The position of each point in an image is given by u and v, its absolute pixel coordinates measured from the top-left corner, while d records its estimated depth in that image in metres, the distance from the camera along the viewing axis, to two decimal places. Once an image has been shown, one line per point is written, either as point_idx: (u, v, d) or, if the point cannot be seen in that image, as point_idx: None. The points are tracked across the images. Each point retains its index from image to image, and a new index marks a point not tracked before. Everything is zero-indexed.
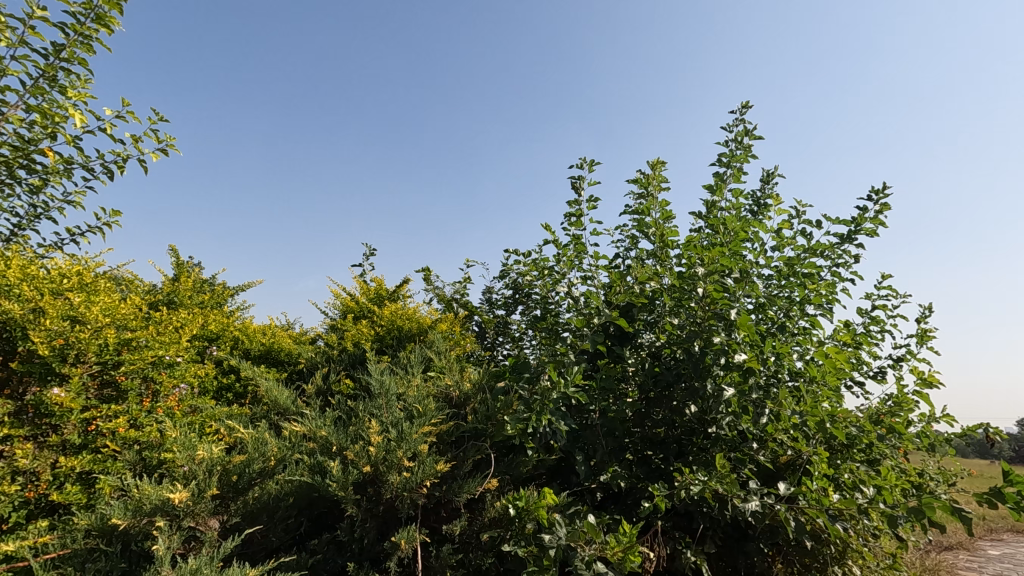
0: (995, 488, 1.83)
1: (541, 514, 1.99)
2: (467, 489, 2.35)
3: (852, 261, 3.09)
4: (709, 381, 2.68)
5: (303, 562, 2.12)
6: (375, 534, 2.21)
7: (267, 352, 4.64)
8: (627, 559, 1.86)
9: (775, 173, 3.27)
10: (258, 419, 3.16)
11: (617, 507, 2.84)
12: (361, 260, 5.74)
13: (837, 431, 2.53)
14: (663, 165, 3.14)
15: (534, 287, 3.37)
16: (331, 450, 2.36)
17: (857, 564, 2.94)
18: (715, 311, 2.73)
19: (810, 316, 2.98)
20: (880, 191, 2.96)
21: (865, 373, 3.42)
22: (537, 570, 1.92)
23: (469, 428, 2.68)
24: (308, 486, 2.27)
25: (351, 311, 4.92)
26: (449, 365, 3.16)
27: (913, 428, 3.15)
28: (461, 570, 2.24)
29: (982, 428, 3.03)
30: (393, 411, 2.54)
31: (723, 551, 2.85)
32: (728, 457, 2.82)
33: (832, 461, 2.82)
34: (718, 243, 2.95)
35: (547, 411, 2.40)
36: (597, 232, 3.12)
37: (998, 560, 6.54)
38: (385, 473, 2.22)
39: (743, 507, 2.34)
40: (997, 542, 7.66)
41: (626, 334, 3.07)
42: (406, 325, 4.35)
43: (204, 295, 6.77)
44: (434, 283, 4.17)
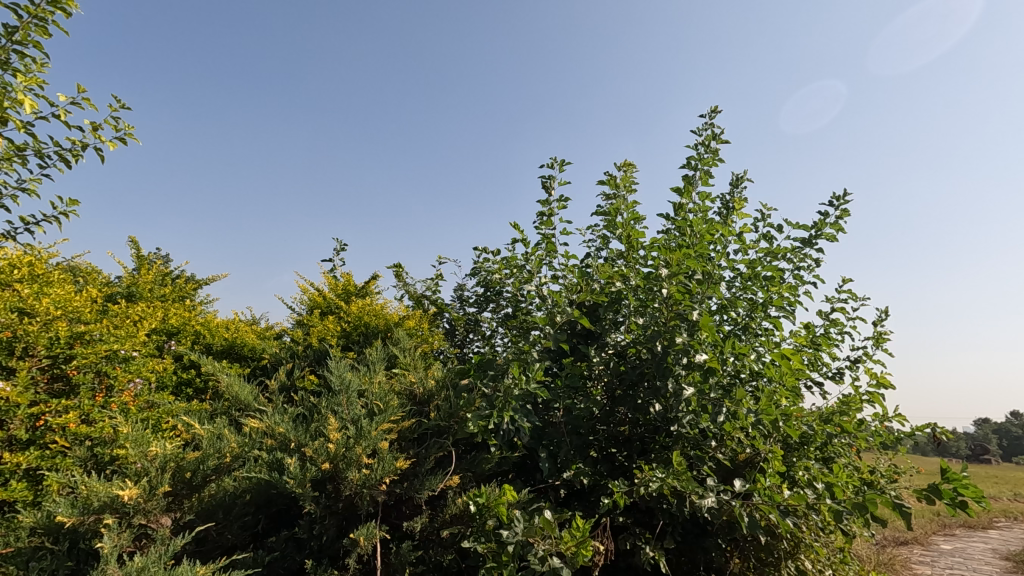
0: (933, 484, 1.92)
1: (500, 510, 2.02)
2: (428, 486, 2.35)
3: (813, 265, 3.18)
4: (670, 380, 2.73)
5: (260, 560, 2.11)
6: (335, 532, 2.20)
7: (231, 347, 4.56)
8: (580, 553, 1.88)
9: (742, 178, 3.33)
10: (218, 415, 3.11)
11: (580, 504, 2.86)
12: (331, 255, 5.69)
13: (790, 430, 2.61)
14: (633, 166, 3.19)
15: (503, 285, 3.39)
16: (290, 447, 2.33)
17: (809, 559, 3.02)
18: (678, 311, 2.79)
19: (772, 317, 3.06)
20: (842, 198, 3.05)
21: (824, 373, 3.51)
22: (495, 566, 1.94)
23: (432, 426, 2.69)
24: (266, 483, 2.24)
25: (318, 307, 4.86)
26: (414, 362, 3.16)
27: (866, 427, 3.25)
28: (420, 567, 2.25)
29: (930, 428, 3.16)
30: (354, 406, 2.52)
31: (682, 547, 2.90)
32: (688, 454, 2.87)
33: (787, 459, 2.90)
34: (684, 245, 3.01)
35: (510, 409, 2.42)
36: (568, 231, 3.15)
37: (949, 555, 6.83)
38: (345, 470, 2.21)
39: (699, 503, 2.40)
40: (950, 537, 8.00)
41: (592, 333, 3.12)
42: (373, 322, 4.33)
43: (165, 288, 6.60)
44: (404, 279, 4.14)
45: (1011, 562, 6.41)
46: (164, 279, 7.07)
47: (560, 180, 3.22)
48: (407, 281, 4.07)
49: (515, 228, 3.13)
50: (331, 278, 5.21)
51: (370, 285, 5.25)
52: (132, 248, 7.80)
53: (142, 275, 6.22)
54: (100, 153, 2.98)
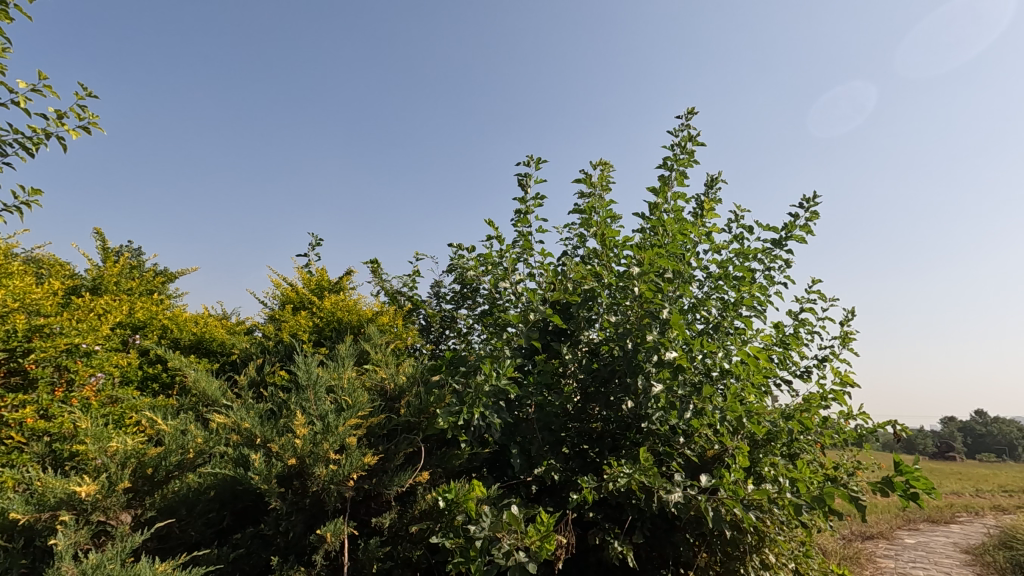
0: (886, 477, 2.00)
1: (468, 506, 2.02)
2: (397, 481, 2.36)
3: (782, 266, 3.24)
4: (640, 377, 2.77)
5: (223, 557, 2.08)
6: (302, 528, 2.19)
7: (199, 341, 4.47)
8: (543, 547, 1.91)
9: (717, 179, 3.37)
10: (185, 410, 3.06)
11: (551, 500, 2.86)
12: (307, 250, 5.63)
13: (754, 426, 2.67)
14: (609, 166, 3.22)
15: (479, 282, 3.38)
16: (256, 443, 2.31)
17: (773, 552, 3.09)
18: (648, 310, 2.83)
19: (743, 317, 3.11)
20: (811, 200, 3.12)
21: (793, 371, 3.57)
22: (462, 562, 1.94)
23: (402, 422, 2.69)
24: (231, 479, 2.22)
25: (291, 302, 4.81)
26: (386, 358, 3.15)
27: (832, 424, 3.33)
28: (389, 563, 2.24)
29: (891, 425, 3.24)
30: (322, 402, 2.50)
31: (651, 542, 2.93)
32: (658, 451, 2.91)
33: (753, 454, 2.96)
34: (657, 243, 3.04)
35: (480, 405, 2.42)
36: (544, 229, 3.16)
37: (912, 548, 7.05)
38: (312, 466, 2.20)
39: (666, 498, 2.44)
40: (914, 532, 8.25)
41: (565, 331, 3.14)
42: (347, 317, 4.32)
43: (132, 281, 6.46)
44: (381, 276, 4.11)
45: (969, 555, 6.64)
46: (132, 272, 6.91)
47: (536, 179, 3.23)
48: (383, 277, 4.05)
49: (491, 225, 3.12)
50: (305, 273, 5.16)
51: (345, 281, 5.21)
52: (98, 240, 7.60)
53: (108, 268, 6.08)
54: (62, 143, 2.89)
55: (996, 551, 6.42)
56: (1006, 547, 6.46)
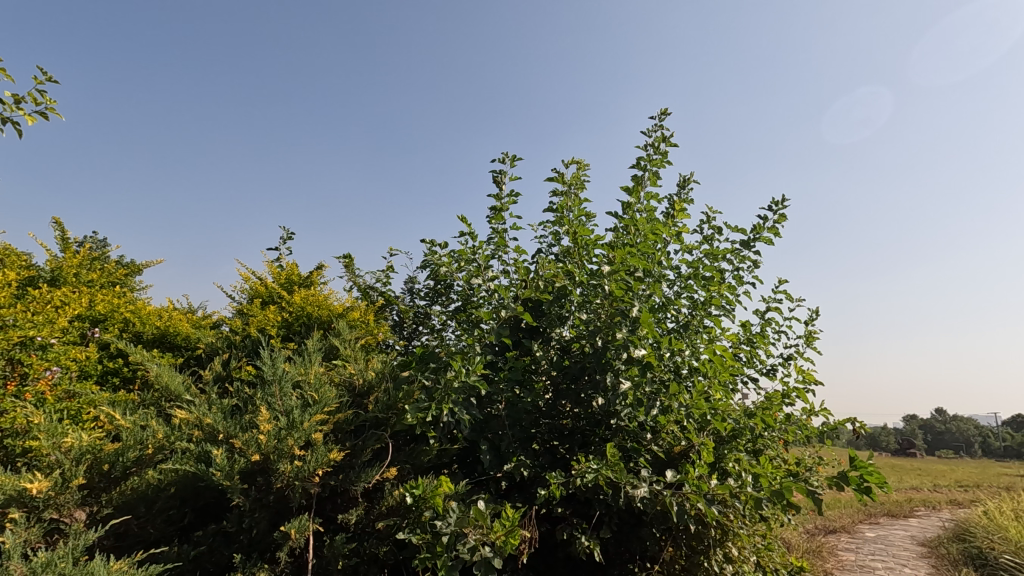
0: (842, 471, 2.08)
1: (435, 501, 2.02)
2: (364, 478, 2.35)
3: (751, 267, 3.30)
4: (609, 374, 2.81)
5: (184, 554, 2.07)
6: (266, 525, 2.16)
7: (163, 335, 4.37)
8: (508, 542, 1.92)
9: (689, 179, 3.41)
10: (147, 405, 2.99)
11: (520, 495, 2.87)
12: (278, 244, 5.54)
13: (718, 422, 2.73)
14: (584, 165, 3.24)
15: (452, 278, 3.35)
16: (218, 439, 2.28)
17: (736, 546, 3.16)
18: (618, 308, 2.86)
19: (712, 316, 3.16)
20: (779, 202, 3.19)
21: (760, 369, 3.65)
22: (428, 558, 1.94)
23: (370, 417, 2.67)
24: (193, 476, 2.18)
25: (259, 296, 4.74)
26: (355, 354, 3.14)
27: (795, 421, 3.42)
28: (354, 560, 2.22)
29: (851, 422, 3.34)
30: (288, 397, 2.46)
31: (618, 536, 2.97)
32: (626, 447, 2.94)
33: (718, 451, 3.02)
34: (628, 242, 3.08)
35: (449, 401, 2.42)
36: (518, 227, 3.16)
37: (872, 541, 7.29)
38: (276, 462, 2.18)
39: (632, 494, 2.48)
40: (875, 526, 8.53)
41: (537, 329, 3.16)
42: (317, 312, 4.29)
43: (93, 273, 6.28)
44: (355, 271, 4.02)
45: (925, 548, 6.90)
46: (93, 263, 6.70)
47: (511, 176, 3.22)
48: (356, 272, 3.95)
49: (464, 221, 3.10)
50: (275, 267, 5.07)
51: (316, 276, 5.13)
52: (58, 229, 7.35)
53: (68, 260, 5.90)
54: (16, 127, 2.76)
55: (950, 543, 6.69)
56: (959, 539, 6.72)
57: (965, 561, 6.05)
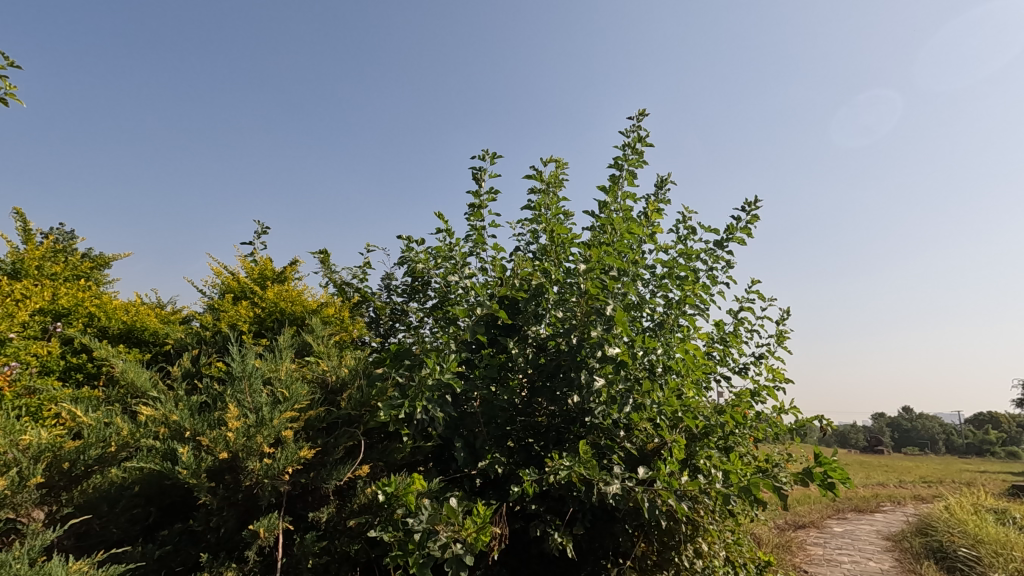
0: (807, 468, 2.15)
1: (407, 499, 2.01)
2: (335, 476, 2.33)
3: (724, 267, 3.35)
4: (584, 372, 2.84)
5: (148, 555, 2.03)
6: (234, 524, 2.14)
7: (130, 330, 4.26)
8: (479, 539, 1.93)
9: (666, 179, 3.44)
10: (111, 402, 2.91)
11: (494, 493, 2.87)
12: (251, 238, 5.44)
13: (689, 419, 2.77)
14: (563, 164, 3.24)
15: (430, 275, 3.31)
16: (185, 436, 2.24)
17: (706, 541, 3.21)
18: (593, 306, 2.89)
19: (687, 315, 3.19)
20: (752, 203, 3.24)
21: (732, 368, 3.70)
22: (399, 556, 1.94)
23: (342, 415, 2.64)
24: (158, 474, 2.14)
25: (231, 291, 4.65)
26: (328, 351, 3.11)
27: (765, 418, 3.48)
28: (325, 558, 2.20)
29: (818, 420, 3.42)
30: (258, 394, 2.42)
31: (592, 533, 2.98)
32: (599, 444, 2.95)
33: (690, 448, 3.06)
34: (605, 241, 3.10)
35: (423, 399, 2.40)
36: (496, 224, 3.16)
37: (840, 536, 7.48)
38: (244, 460, 2.15)
39: (605, 490, 2.51)
40: (843, 521, 8.74)
41: (513, 327, 3.16)
42: (290, 308, 4.28)
43: (56, 265, 6.09)
44: (331, 268, 3.84)
45: (889, 542, 7.12)
46: (56, 255, 6.50)
47: (489, 173, 3.22)
48: (333, 268, 3.80)
49: (441, 218, 3.09)
50: (247, 262, 4.97)
51: (290, 271, 5.06)
52: (19, 219, 7.11)
53: (29, 252, 5.72)
54: None
55: (913, 537, 6.91)
56: (922, 534, 6.93)
57: (926, 555, 6.25)
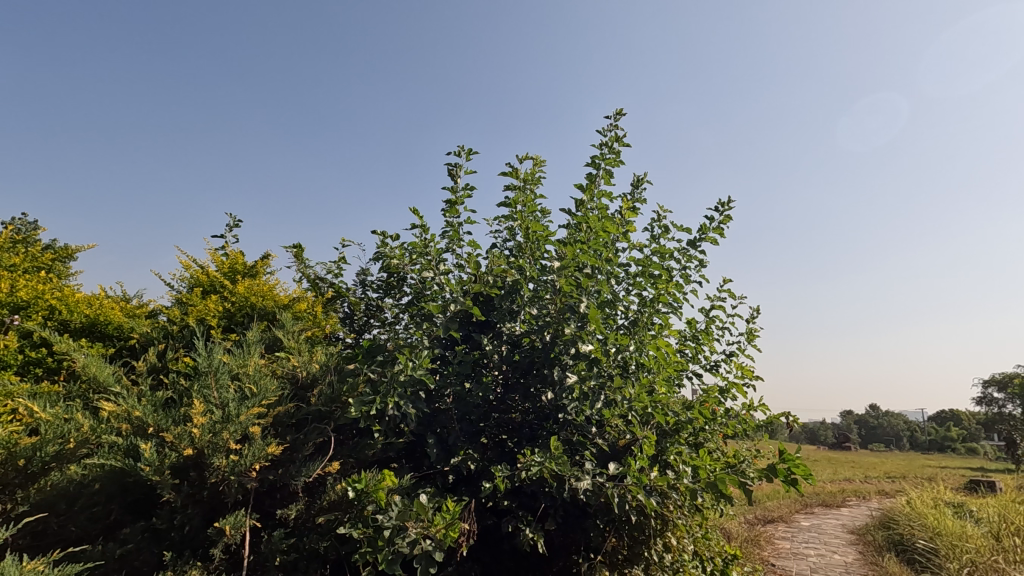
0: (772, 464, 2.21)
1: (377, 496, 2.00)
2: (305, 472, 2.31)
3: (697, 266, 3.40)
4: (556, 368, 2.87)
5: (108, 554, 2.00)
6: (199, 522, 2.11)
7: (93, 324, 4.13)
8: (448, 535, 1.93)
9: (642, 179, 3.47)
10: (72, 398, 2.83)
11: (467, 489, 2.86)
12: (223, 231, 5.32)
13: (659, 416, 2.80)
14: (540, 161, 3.25)
15: (405, 271, 3.26)
16: (148, 432, 2.19)
17: (675, 535, 3.26)
18: (567, 303, 2.95)
19: (661, 314, 3.23)
20: (725, 203, 3.30)
21: (704, 365, 3.76)
22: (368, 552, 1.93)
23: (312, 411, 2.61)
24: (120, 471, 2.09)
25: (200, 285, 4.56)
26: (299, 346, 3.07)
27: (735, 415, 3.54)
28: (292, 556, 2.18)
29: (785, 416, 3.49)
30: (225, 389, 2.38)
31: (564, 528, 2.99)
32: (572, 440, 2.94)
33: (661, 444, 3.11)
34: (580, 239, 3.11)
35: (394, 394, 2.39)
36: (472, 220, 3.15)
37: (806, 530, 7.68)
38: (210, 457, 2.12)
39: (575, 486, 2.53)
40: (810, 516, 8.97)
41: (487, 323, 3.15)
42: (261, 303, 4.22)
43: (16, 257, 5.88)
44: (304, 262, 3.77)
45: (853, 535, 7.33)
46: (16, 247, 6.28)
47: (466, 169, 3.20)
48: (307, 262, 3.73)
49: (417, 213, 3.06)
50: (217, 255, 4.88)
51: (262, 265, 4.98)
52: None
53: None
54: None
55: (876, 531, 7.13)
56: (884, 527, 7.17)
57: (888, 547, 6.46)
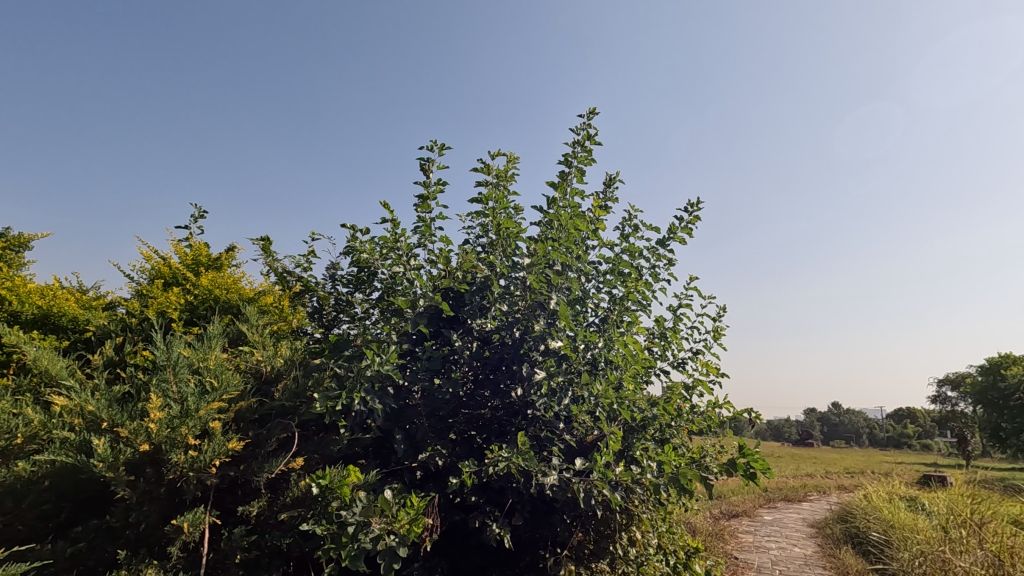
0: (731, 459, 2.27)
1: (341, 492, 1.98)
2: (267, 469, 2.27)
3: (666, 265, 3.45)
4: (526, 364, 2.88)
5: (58, 553, 1.96)
6: (156, 519, 2.04)
7: (46, 316, 3.99)
8: (412, 530, 1.93)
9: (614, 179, 3.50)
10: (21, 391, 2.73)
11: (435, 485, 2.85)
12: (188, 222, 5.19)
13: (624, 411, 2.83)
14: (513, 158, 3.25)
15: (376, 267, 3.22)
16: (101, 427, 2.13)
17: (640, 529, 3.31)
18: (536, 299, 2.99)
19: (631, 312, 3.26)
20: (694, 204, 3.36)
21: (672, 363, 3.81)
22: (331, 549, 1.91)
23: (276, 406, 2.57)
24: (72, 468, 2.03)
25: (162, 277, 4.44)
26: (264, 341, 3.01)
27: (700, 412, 3.62)
28: (253, 553, 2.15)
29: (749, 413, 3.58)
30: (184, 383, 2.32)
31: (531, 524, 2.99)
32: (540, 436, 2.95)
33: (627, 440, 3.15)
34: (551, 237, 3.13)
35: (360, 389, 2.36)
36: (444, 216, 3.13)
37: (769, 524, 7.89)
38: (167, 452, 2.07)
39: (542, 481, 2.55)
40: (773, 510, 9.23)
41: (457, 319, 3.12)
42: (225, 296, 4.14)
43: None
44: (271, 254, 3.70)
45: (813, 529, 7.56)
46: None
47: (438, 164, 3.18)
48: (274, 255, 3.67)
49: (388, 207, 3.02)
50: (181, 247, 4.75)
51: (228, 257, 4.87)
52: None
53: None
54: None
55: (834, 524, 7.37)
56: (842, 521, 7.42)
57: (845, 540, 6.69)
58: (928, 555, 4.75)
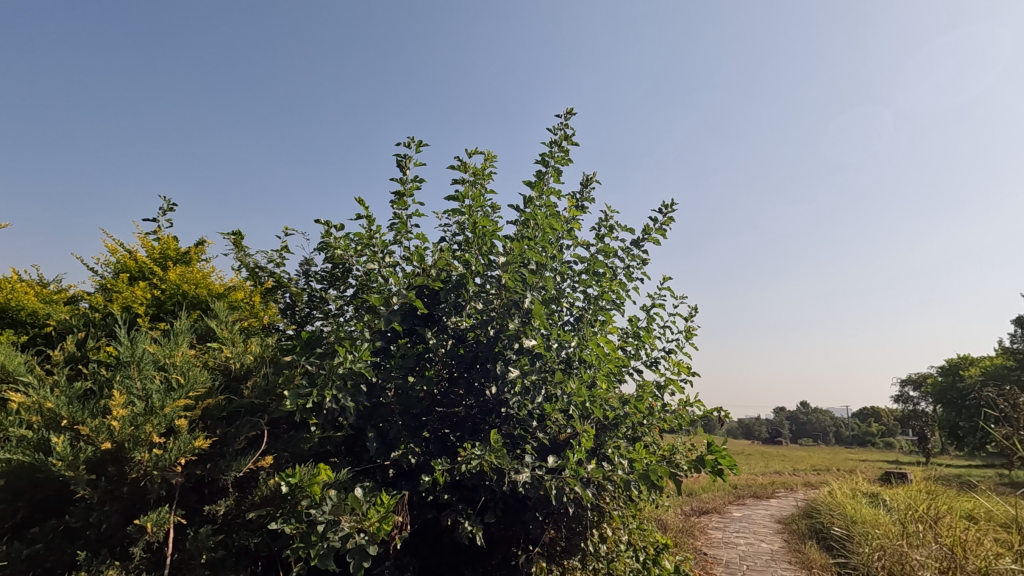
0: (699, 456, 2.32)
1: (311, 490, 1.95)
2: (235, 467, 2.23)
3: (640, 265, 3.49)
4: (500, 363, 2.87)
5: (13, 555, 1.88)
6: (119, 519, 2.01)
7: (3, 310, 3.85)
8: (382, 528, 1.91)
9: (591, 179, 3.54)
10: None
11: (407, 483, 2.84)
12: (155, 215, 5.06)
13: (596, 409, 2.85)
14: (491, 157, 3.26)
15: (350, 263, 3.19)
16: (61, 425, 2.07)
17: (611, 526, 3.36)
18: (511, 298, 2.98)
19: (604, 311, 3.29)
20: (667, 206, 3.43)
21: (645, 361, 3.85)
22: (300, 548, 1.89)
23: (245, 403, 2.53)
24: (29, 467, 1.96)
25: (127, 271, 4.32)
26: (233, 337, 2.96)
27: (672, 411, 3.69)
28: (219, 553, 2.11)
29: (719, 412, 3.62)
30: (149, 380, 2.27)
31: (504, 521, 3.01)
32: (513, 434, 2.96)
33: (599, 437, 3.19)
34: (526, 236, 3.15)
35: (332, 386, 2.34)
36: (420, 213, 3.12)
37: (738, 520, 8.06)
38: (130, 451, 2.02)
39: (514, 478, 2.57)
40: (742, 507, 9.42)
41: (432, 317, 3.11)
42: (194, 291, 4.05)
43: None
44: (242, 249, 3.63)
45: (780, 524, 7.76)
46: None
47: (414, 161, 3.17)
48: (245, 250, 3.60)
49: (363, 203, 2.99)
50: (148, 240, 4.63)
51: (197, 252, 4.76)
52: None
53: None
54: None
55: (800, 520, 7.57)
56: (808, 516, 7.63)
57: (810, 535, 6.88)
58: (887, 549, 4.91)
